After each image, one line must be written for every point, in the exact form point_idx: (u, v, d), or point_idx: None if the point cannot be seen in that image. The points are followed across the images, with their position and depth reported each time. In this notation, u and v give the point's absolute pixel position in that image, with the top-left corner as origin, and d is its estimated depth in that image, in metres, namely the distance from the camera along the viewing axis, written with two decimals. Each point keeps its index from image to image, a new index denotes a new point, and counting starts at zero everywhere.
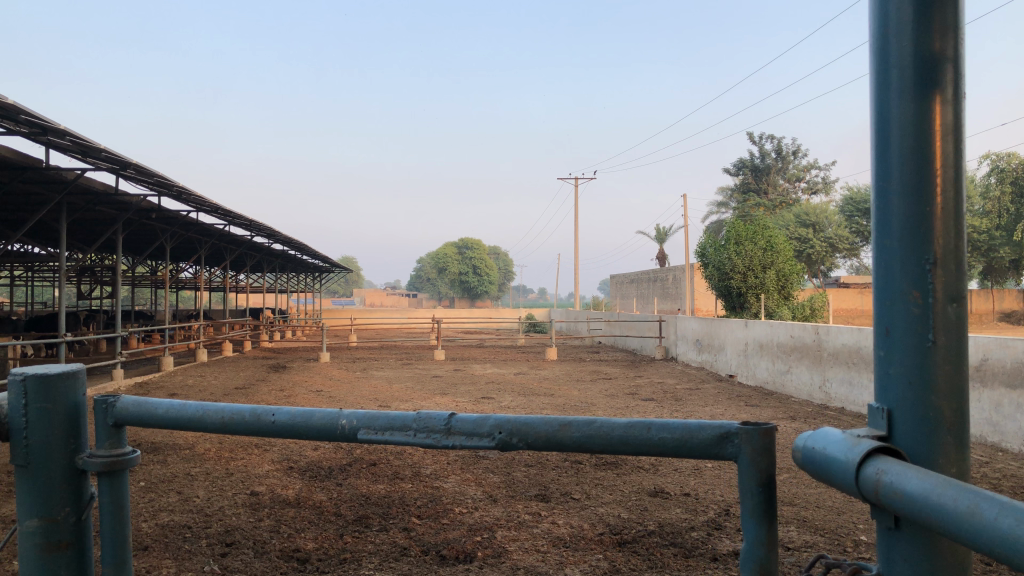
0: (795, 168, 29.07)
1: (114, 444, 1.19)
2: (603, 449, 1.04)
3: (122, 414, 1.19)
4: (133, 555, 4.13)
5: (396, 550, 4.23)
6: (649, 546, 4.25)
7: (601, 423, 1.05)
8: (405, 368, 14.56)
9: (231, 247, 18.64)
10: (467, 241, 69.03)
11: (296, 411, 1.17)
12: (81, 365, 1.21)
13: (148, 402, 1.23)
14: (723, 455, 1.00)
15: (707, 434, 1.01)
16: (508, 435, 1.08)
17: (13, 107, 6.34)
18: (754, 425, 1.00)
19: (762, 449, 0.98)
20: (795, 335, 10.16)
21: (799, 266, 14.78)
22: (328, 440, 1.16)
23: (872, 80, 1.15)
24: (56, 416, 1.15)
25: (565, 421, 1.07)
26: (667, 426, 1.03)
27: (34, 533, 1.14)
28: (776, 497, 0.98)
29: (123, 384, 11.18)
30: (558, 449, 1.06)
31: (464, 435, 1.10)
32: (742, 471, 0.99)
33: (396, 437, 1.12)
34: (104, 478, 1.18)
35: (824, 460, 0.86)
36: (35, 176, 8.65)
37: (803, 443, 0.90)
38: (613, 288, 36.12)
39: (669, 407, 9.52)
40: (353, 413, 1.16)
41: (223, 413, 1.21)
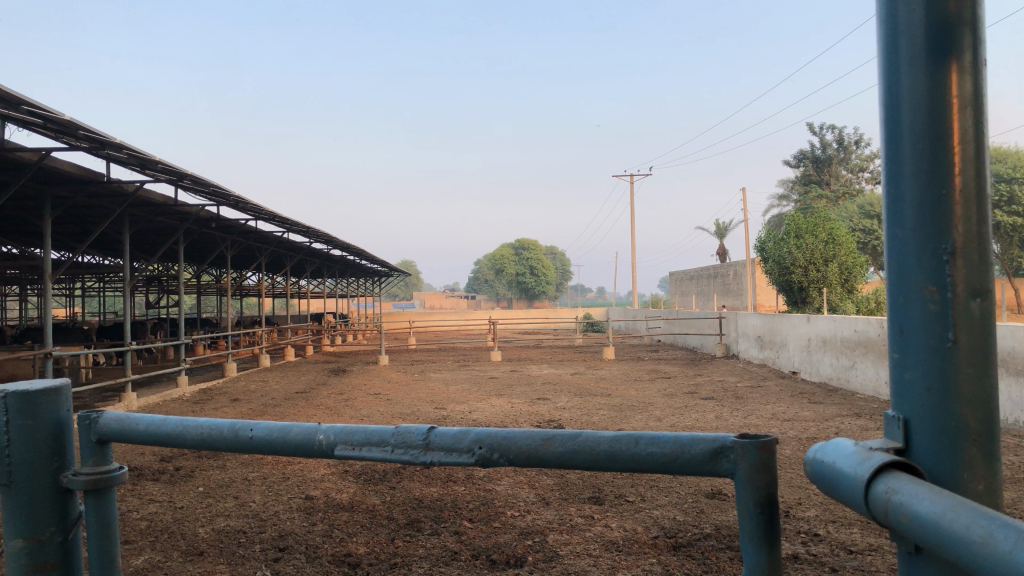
0: (858, 158, 28.29)
1: (99, 459, 1.20)
2: (588, 466, 0.98)
3: (105, 430, 1.20)
4: (188, 560, 4.18)
5: (447, 554, 4.19)
6: (704, 550, 4.14)
7: (586, 438, 0.99)
8: (462, 370, 14.58)
9: (290, 254, 18.95)
10: (524, 241, 68.99)
11: (273, 426, 1.15)
12: (66, 380, 1.23)
13: (131, 416, 1.22)
14: (718, 472, 0.93)
15: (700, 449, 0.93)
16: (489, 451, 1.03)
17: (71, 124, 6.51)
18: (752, 439, 0.92)
19: (759, 464, 0.91)
20: (859, 330, 9.85)
21: (864, 258, 14.34)
22: (307, 456, 1.13)
23: (881, 57, 1.06)
24: (38, 433, 1.16)
25: (547, 435, 1.01)
26: (657, 439, 0.96)
27: (20, 553, 1.15)
28: (779, 517, 0.91)
29: (188, 390, 11.45)
30: (539, 465, 1.00)
31: (442, 451, 1.05)
32: (739, 488, 0.92)
33: (374, 453, 1.08)
34: (91, 497, 1.19)
35: (831, 477, 0.78)
36: (97, 190, 8.92)
37: (810, 456, 0.83)
38: (672, 286, 35.65)
39: (728, 405, 9.30)
40: (329, 429, 1.12)
41: (203, 428, 1.20)
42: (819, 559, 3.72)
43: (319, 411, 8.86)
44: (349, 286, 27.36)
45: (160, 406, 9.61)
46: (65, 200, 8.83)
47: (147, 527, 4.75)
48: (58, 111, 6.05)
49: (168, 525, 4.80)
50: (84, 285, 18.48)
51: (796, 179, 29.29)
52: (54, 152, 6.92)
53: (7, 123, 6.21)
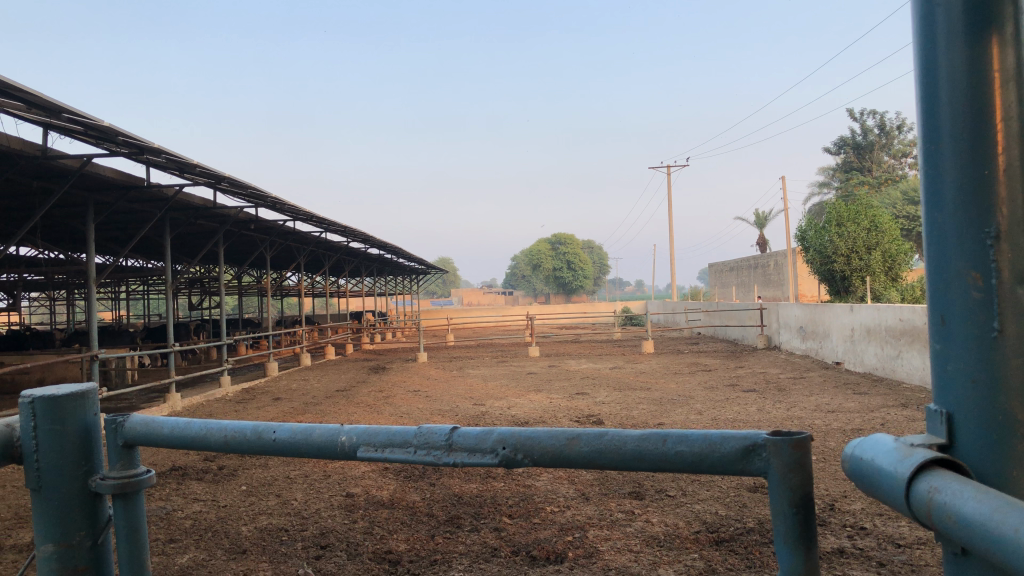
0: (901, 143, 27.75)
1: (126, 464, 1.20)
2: (615, 466, 0.96)
3: (131, 433, 1.20)
4: (231, 558, 4.22)
5: (486, 551, 4.18)
6: (747, 544, 4.07)
7: (612, 437, 0.96)
8: (501, 365, 14.60)
9: (329, 254, 19.11)
10: (561, 236, 68.85)
11: (295, 428, 1.14)
12: (93, 384, 1.24)
13: (156, 420, 1.22)
14: (751, 470, 0.90)
15: (732, 447, 0.90)
16: (513, 451, 1.01)
17: (111, 130, 6.62)
18: (785, 437, 0.89)
19: (793, 462, 0.88)
20: (904, 319, 9.64)
21: (908, 245, 14.03)
22: (330, 457, 1.12)
23: (917, 38, 1.01)
24: (66, 438, 1.17)
25: (573, 435, 0.99)
26: (685, 438, 0.93)
27: (51, 558, 1.16)
28: (814, 517, 0.88)
29: (231, 390, 11.63)
30: (565, 465, 0.98)
31: (465, 452, 1.03)
32: (773, 488, 0.89)
33: (396, 454, 1.07)
34: (118, 502, 1.19)
35: (869, 475, 0.75)
36: (138, 194, 9.07)
37: (845, 452, 0.80)
38: (712, 277, 35.34)
39: (771, 397, 9.18)
40: (352, 430, 1.11)
41: (227, 430, 1.20)
42: (866, 552, 3.64)
43: (359, 409, 8.91)
44: (387, 283, 27.51)
45: (204, 406, 9.77)
46: (108, 205, 8.99)
47: (192, 526, 4.82)
48: (98, 118, 6.15)
49: (212, 524, 4.86)
50: (129, 288, 18.82)
51: (836, 166, 28.81)
52: (96, 158, 7.04)
53: (50, 131, 6.34)
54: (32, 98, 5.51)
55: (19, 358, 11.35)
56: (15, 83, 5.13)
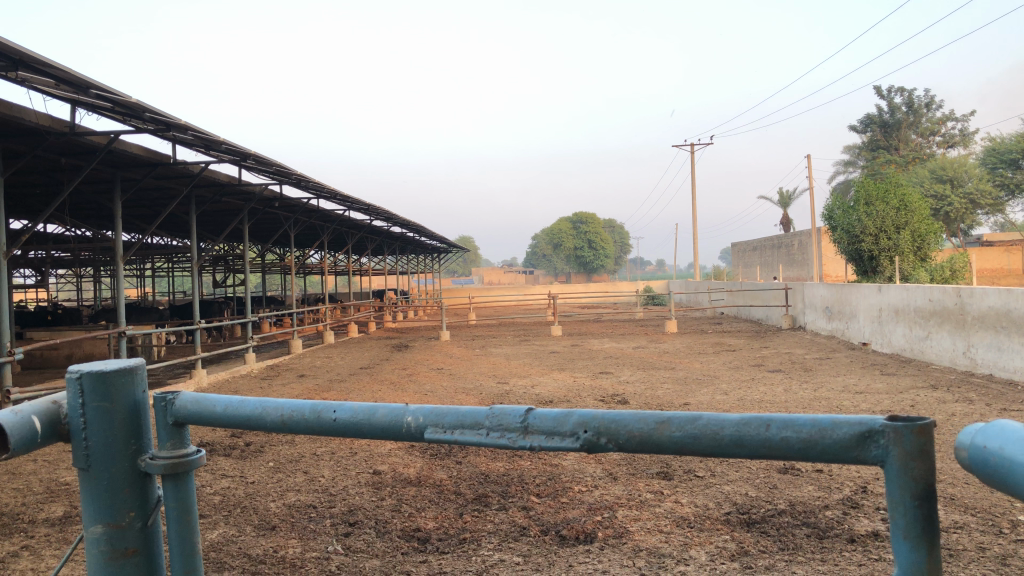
0: (929, 122, 27.26)
1: (177, 443, 1.17)
2: (711, 451, 0.93)
3: (182, 412, 1.17)
4: (262, 534, 4.24)
5: (515, 530, 4.16)
6: (779, 526, 4.01)
7: (708, 422, 0.93)
8: (523, 344, 14.57)
9: (352, 232, 19.13)
10: (580, 216, 68.63)
11: (358, 408, 1.12)
12: (141, 359, 1.20)
13: (207, 399, 1.20)
14: (867, 459, 0.86)
15: (846, 433, 0.86)
16: (595, 435, 0.99)
17: (138, 106, 6.60)
18: (906, 423, 0.85)
19: (918, 449, 0.83)
20: (934, 299, 9.48)
21: (937, 225, 13.81)
22: (394, 439, 1.10)
23: None
24: (115, 415, 1.14)
25: (661, 419, 0.96)
26: (789, 424, 0.90)
27: (100, 539, 1.13)
28: (939, 509, 0.84)
29: (256, 366, 11.69)
30: (654, 451, 0.95)
31: (543, 435, 1.01)
32: (892, 479, 0.85)
33: (467, 436, 1.05)
34: (168, 481, 1.16)
35: (999, 464, 0.71)
36: (164, 172, 9.08)
37: (965, 440, 0.77)
38: (734, 256, 35.09)
39: (797, 378, 9.08)
40: (419, 411, 1.09)
41: (284, 411, 1.17)
42: None
43: (382, 386, 8.94)
44: (409, 262, 27.51)
45: (229, 382, 9.83)
46: (134, 182, 9.01)
47: (220, 502, 4.84)
48: (125, 94, 6.12)
49: (240, 500, 4.88)
50: (154, 266, 18.96)
51: (862, 145, 28.38)
52: (122, 135, 7.04)
53: (77, 108, 6.33)
54: (60, 73, 5.48)
55: (47, 335, 11.47)
56: (44, 58, 5.09)
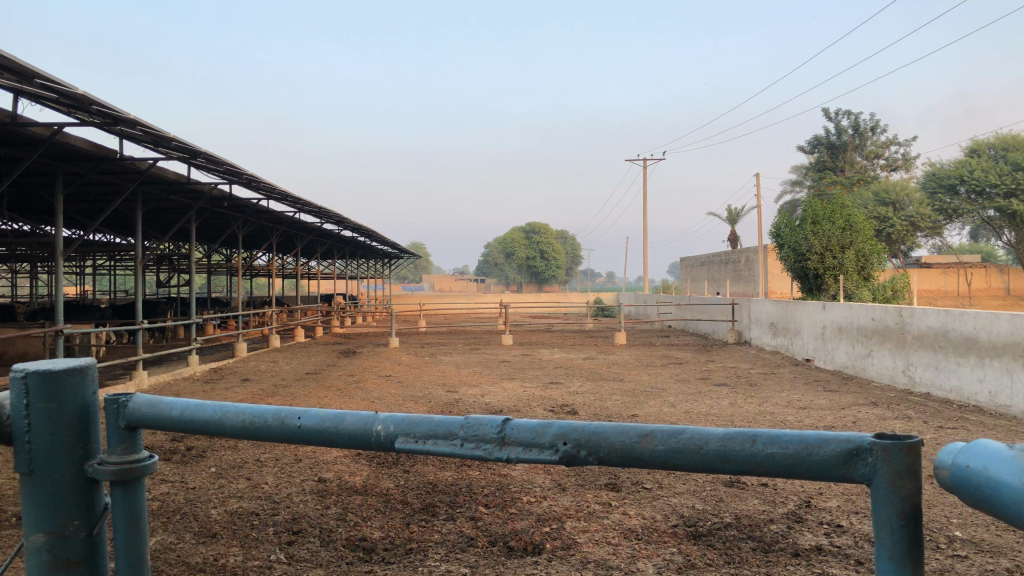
0: (874, 145, 28.01)
1: (129, 448, 1.12)
2: (696, 467, 0.93)
3: (135, 415, 1.12)
4: (202, 542, 4.12)
5: (463, 540, 4.11)
6: (726, 540, 4.04)
7: (692, 436, 0.93)
8: (474, 353, 14.50)
9: (302, 235, 18.88)
10: (533, 225, 69.00)
11: (324, 416, 1.09)
12: (92, 358, 1.14)
13: (164, 402, 1.15)
14: (854, 476, 0.87)
15: (833, 451, 0.87)
16: (575, 447, 0.98)
17: (85, 98, 6.41)
18: (895, 439, 0.86)
19: (905, 469, 0.85)
20: (876, 318, 9.70)
21: (880, 246, 14.16)
22: (362, 447, 1.07)
23: None
24: (62, 417, 1.08)
25: (643, 432, 0.96)
26: (776, 440, 0.91)
27: (40, 549, 1.08)
28: (924, 528, 0.85)
29: (199, 369, 11.44)
30: (636, 465, 0.95)
31: (521, 447, 1.00)
32: (878, 497, 0.86)
33: (441, 446, 1.03)
34: (118, 488, 1.11)
35: (987, 487, 0.73)
36: (110, 167, 8.85)
37: (949, 460, 0.79)
38: (683, 270, 35.56)
39: (743, 392, 9.20)
40: (388, 419, 1.07)
41: (246, 415, 1.14)
42: (843, 551, 3.80)
43: (330, 393, 8.81)
44: (359, 267, 27.26)
45: (170, 385, 9.59)
46: (78, 176, 8.76)
47: (160, 508, 4.70)
48: (72, 85, 5.95)
49: (180, 506, 4.75)
50: (96, 263, 18.45)
51: (810, 165, 29.02)
52: (67, 128, 6.84)
53: (20, 97, 6.13)
54: (3, 61, 5.29)
55: None
56: None
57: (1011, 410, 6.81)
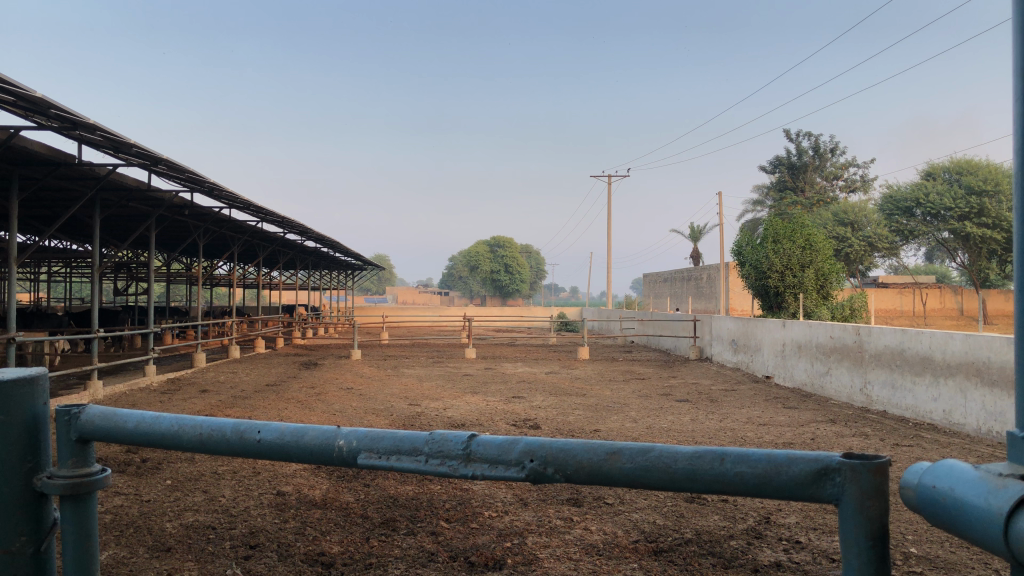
0: (833, 166, 28.54)
1: (80, 461, 1.10)
2: (663, 484, 0.93)
3: (88, 428, 1.10)
4: (155, 556, 4.02)
5: (423, 555, 4.07)
6: (686, 555, 4.05)
7: (660, 454, 0.93)
8: (436, 366, 14.42)
9: (264, 245, 18.67)
10: (498, 239, 69.16)
11: (284, 429, 1.08)
12: (43, 367, 1.11)
13: (118, 413, 1.13)
14: (822, 496, 0.88)
15: (800, 470, 0.88)
16: (541, 464, 0.98)
17: (43, 102, 6.29)
18: (862, 460, 0.87)
19: (873, 489, 0.85)
20: (835, 336, 9.84)
21: (839, 265, 14.39)
22: (324, 463, 1.06)
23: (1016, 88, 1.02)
24: (12, 430, 1.05)
25: (612, 448, 0.95)
26: (744, 457, 0.91)
27: None
28: (890, 551, 0.86)
29: (156, 380, 11.22)
30: (603, 482, 0.95)
31: (486, 463, 1.00)
32: (845, 516, 0.87)
33: (405, 462, 1.02)
34: (67, 502, 1.08)
35: (953, 507, 0.74)
36: (67, 172, 8.66)
37: (916, 480, 0.79)
38: (646, 287, 35.83)
39: (704, 408, 9.26)
40: (352, 434, 1.05)
41: (203, 428, 1.12)
42: (801, 567, 3.84)
43: (290, 405, 8.69)
44: (322, 278, 27.01)
45: (126, 396, 9.39)
46: (34, 180, 8.57)
47: (112, 521, 4.58)
48: (30, 88, 5.83)
49: (133, 520, 4.63)
50: (51, 270, 18.04)
51: (771, 185, 29.48)
52: (24, 131, 6.70)
53: None
54: None
55: None
56: None
57: (964, 428, 6.94)
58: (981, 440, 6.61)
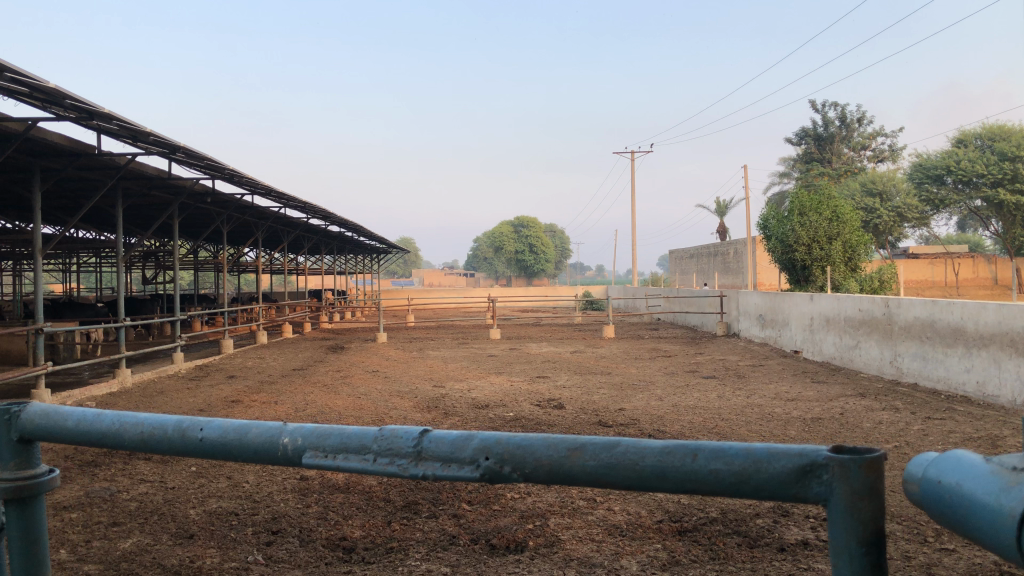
0: (861, 136, 28.03)
1: (23, 462, 1.18)
2: (632, 484, 0.89)
3: (27, 426, 1.18)
4: (178, 544, 4.03)
5: (445, 539, 4.03)
6: (710, 535, 3.97)
7: (628, 450, 0.89)
8: (462, 347, 14.42)
9: (288, 230, 18.72)
10: (523, 219, 68.90)
11: (226, 428, 1.10)
12: None
13: (59, 411, 1.20)
14: (807, 496, 0.83)
15: (783, 466, 0.83)
16: (498, 463, 0.95)
17: (58, 92, 6.28)
18: (852, 458, 0.82)
19: (865, 487, 0.80)
20: (863, 309, 9.67)
21: (867, 237, 14.13)
22: (270, 461, 1.07)
23: None
24: None
25: (574, 444, 0.92)
26: (721, 453, 0.86)
27: None
28: (887, 552, 0.81)
29: (184, 366, 11.34)
30: (563, 481, 0.91)
31: (438, 462, 0.98)
32: (834, 519, 0.82)
33: (352, 461, 1.02)
34: (13, 505, 1.16)
35: (962, 505, 0.66)
36: (88, 162, 8.70)
37: (921, 472, 0.72)
38: (672, 263, 35.57)
39: (730, 384, 9.18)
40: (297, 431, 1.07)
41: (144, 426, 1.16)
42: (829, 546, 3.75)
43: (315, 389, 8.72)
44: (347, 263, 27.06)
45: (153, 383, 9.49)
46: (54, 171, 8.62)
47: (137, 509, 4.60)
48: (43, 78, 5.82)
49: (158, 507, 4.65)
50: (78, 260, 18.23)
51: (797, 157, 29.03)
52: (41, 123, 6.71)
53: None
54: None
55: None
56: None
57: (999, 400, 6.78)
58: (1016, 411, 6.46)
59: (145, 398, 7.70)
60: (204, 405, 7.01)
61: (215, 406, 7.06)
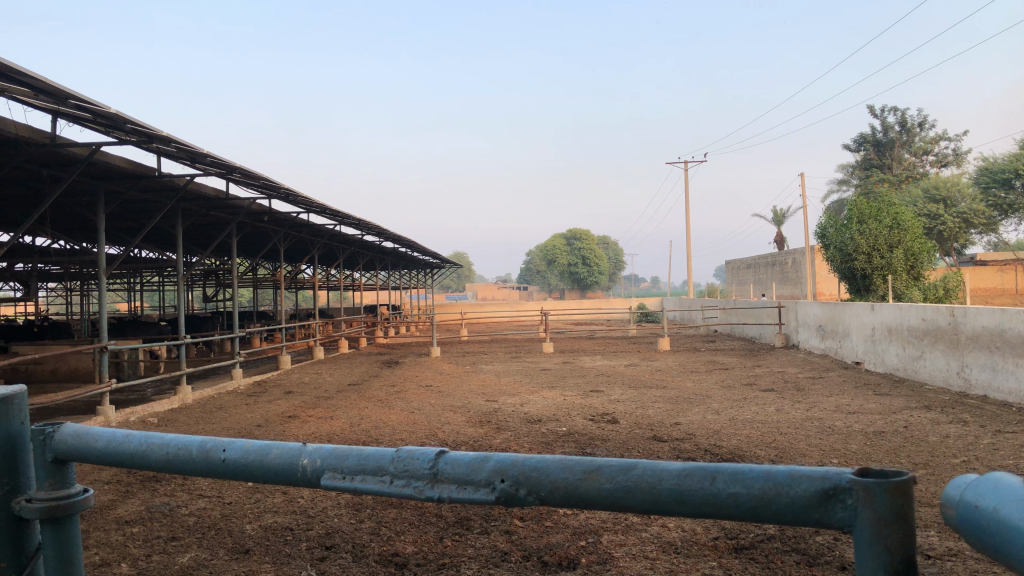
0: (923, 141, 27.31)
1: (57, 483, 1.22)
2: (650, 507, 0.87)
3: (61, 447, 1.21)
4: (234, 558, 4.08)
5: (496, 555, 4.01)
6: (768, 553, 3.88)
7: (646, 472, 0.88)
8: (515, 361, 14.41)
9: (343, 248, 18.98)
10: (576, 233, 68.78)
11: (248, 448, 1.12)
12: (21, 389, 1.24)
13: (91, 432, 1.23)
14: (830, 520, 0.80)
15: (805, 490, 0.80)
16: (512, 485, 0.94)
17: (119, 117, 6.48)
18: (877, 480, 0.79)
19: (891, 513, 0.77)
20: (927, 318, 9.39)
21: (930, 244, 13.74)
22: (290, 482, 1.08)
23: None
24: None
25: (591, 467, 0.91)
26: (739, 476, 0.84)
27: None
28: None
29: (243, 382, 11.56)
30: (579, 503, 0.90)
31: (454, 484, 0.98)
32: (859, 542, 0.79)
33: (368, 483, 1.03)
34: (47, 525, 1.19)
35: (995, 533, 0.63)
36: (149, 184, 8.96)
37: (957, 497, 0.69)
38: (728, 273, 35.08)
39: (789, 397, 8.99)
40: (316, 452, 1.07)
41: (170, 447, 1.19)
42: None
43: (370, 403, 8.81)
44: (402, 278, 27.32)
45: (214, 399, 9.69)
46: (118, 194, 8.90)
47: (195, 524, 4.68)
48: (104, 104, 6.01)
49: (215, 522, 4.72)
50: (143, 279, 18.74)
51: (856, 163, 28.42)
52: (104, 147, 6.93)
53: (58, 118, 6.22)
54: (40, 84, 5.35)
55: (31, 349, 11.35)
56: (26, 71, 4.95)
57: None
58: None
59: (205, 414, 7.87)
60: (261, 420, 7.12)
61: (273, 421, 7.17)
